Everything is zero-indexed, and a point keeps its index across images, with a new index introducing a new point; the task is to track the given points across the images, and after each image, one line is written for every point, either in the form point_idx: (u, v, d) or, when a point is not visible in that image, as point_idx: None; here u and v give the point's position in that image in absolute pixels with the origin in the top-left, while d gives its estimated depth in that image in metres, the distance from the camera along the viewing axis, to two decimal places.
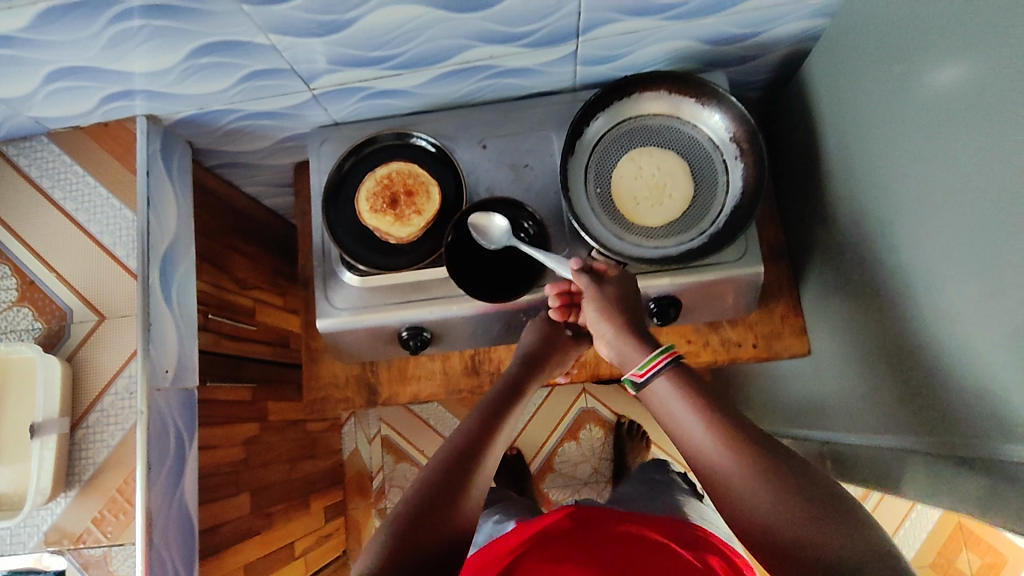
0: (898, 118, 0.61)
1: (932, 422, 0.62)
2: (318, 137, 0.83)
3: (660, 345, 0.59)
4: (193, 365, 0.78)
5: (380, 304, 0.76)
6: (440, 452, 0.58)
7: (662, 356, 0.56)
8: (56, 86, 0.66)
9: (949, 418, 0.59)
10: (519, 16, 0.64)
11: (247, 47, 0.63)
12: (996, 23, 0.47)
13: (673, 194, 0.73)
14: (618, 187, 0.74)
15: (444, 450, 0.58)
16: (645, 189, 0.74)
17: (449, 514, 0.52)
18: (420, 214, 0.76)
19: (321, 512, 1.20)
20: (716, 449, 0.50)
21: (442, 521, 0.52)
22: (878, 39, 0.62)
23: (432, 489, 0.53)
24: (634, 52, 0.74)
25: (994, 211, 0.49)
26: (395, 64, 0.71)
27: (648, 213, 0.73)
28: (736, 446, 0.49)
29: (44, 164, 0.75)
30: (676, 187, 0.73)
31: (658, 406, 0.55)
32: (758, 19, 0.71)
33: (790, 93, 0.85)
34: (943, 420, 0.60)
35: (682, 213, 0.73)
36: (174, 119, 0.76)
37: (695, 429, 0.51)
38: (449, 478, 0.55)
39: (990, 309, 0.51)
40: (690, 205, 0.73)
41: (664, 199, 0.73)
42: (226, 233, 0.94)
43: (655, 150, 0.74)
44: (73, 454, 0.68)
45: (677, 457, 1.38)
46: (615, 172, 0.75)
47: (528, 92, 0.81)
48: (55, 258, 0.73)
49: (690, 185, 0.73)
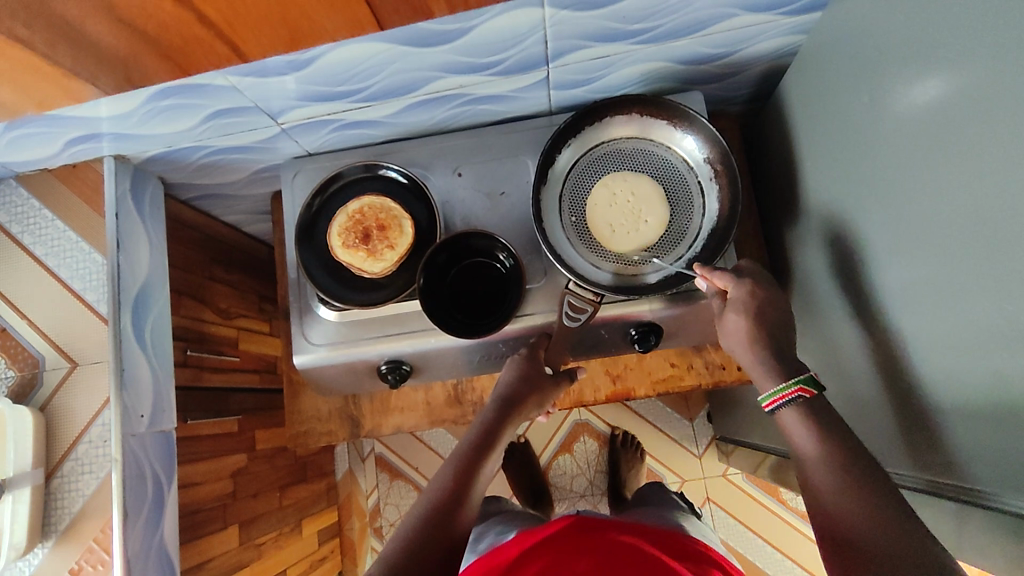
0: (874, 143, 0.59)
1: (909, 450, 0.61)
2: (291, 169, 0.82)
3: (799, 373, 0.59)
4: (170, 408, 0.78)
5: (357, 339, 0.74)
6: (433, 492, 0.63)
7: (792, 389, 0.58)
8: (17, 134, 0.65)
9: (925, 450, 0.58)
10: (485, 47, 0.63)
11: (208, 90, 0.62)
12: (964, 54, 0.45)
13: (649, 219, 0.72)
14: (594, 215, 0.73)
15: (429, 496, 0.63)
16: (621, 217, 0.73)
17: (443, 526, 0.59)
18: (394, 249, 0.75)
19: (314, 535, 1.19)
20: (822, 462, 0.54)
21: (437, 533, 0.59)
22: (853, 61, 0.60)
23: (421, 531, 0.59)
24: (607, 75, 0.73)
25: (969, 247, 0.47)
26: (363, 96, 0.68)
27: (626, 241, 0.72)
28: (840, 461, 0.53)
29: (13, 209, 0.75)
30: (652, 212, 0.72)
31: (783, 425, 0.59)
32: (733, 38, 0.69)
33: (770, 108, 0.83)
34: (919, 449, 0.59)
35: (660, 238, 0.72)
36: (144, 157, 0.75)
37: (808, 443, 0.56)
38: (432, 524, 0.59)
39: (961, 344, 0.50)
40: (668, 229, 0.73)
41: (642, 225, 0.72)
42: (207, 264, 0.93)
43: (628, 176, 0.74)
44: (49, 504, 0.69)
45: (672, 469, 1.38)
46: (591, 199, 0.74)
47: (503, 117, 0.79)
48: (27, 305, 0.73)
49: (665, 209, 0.73)
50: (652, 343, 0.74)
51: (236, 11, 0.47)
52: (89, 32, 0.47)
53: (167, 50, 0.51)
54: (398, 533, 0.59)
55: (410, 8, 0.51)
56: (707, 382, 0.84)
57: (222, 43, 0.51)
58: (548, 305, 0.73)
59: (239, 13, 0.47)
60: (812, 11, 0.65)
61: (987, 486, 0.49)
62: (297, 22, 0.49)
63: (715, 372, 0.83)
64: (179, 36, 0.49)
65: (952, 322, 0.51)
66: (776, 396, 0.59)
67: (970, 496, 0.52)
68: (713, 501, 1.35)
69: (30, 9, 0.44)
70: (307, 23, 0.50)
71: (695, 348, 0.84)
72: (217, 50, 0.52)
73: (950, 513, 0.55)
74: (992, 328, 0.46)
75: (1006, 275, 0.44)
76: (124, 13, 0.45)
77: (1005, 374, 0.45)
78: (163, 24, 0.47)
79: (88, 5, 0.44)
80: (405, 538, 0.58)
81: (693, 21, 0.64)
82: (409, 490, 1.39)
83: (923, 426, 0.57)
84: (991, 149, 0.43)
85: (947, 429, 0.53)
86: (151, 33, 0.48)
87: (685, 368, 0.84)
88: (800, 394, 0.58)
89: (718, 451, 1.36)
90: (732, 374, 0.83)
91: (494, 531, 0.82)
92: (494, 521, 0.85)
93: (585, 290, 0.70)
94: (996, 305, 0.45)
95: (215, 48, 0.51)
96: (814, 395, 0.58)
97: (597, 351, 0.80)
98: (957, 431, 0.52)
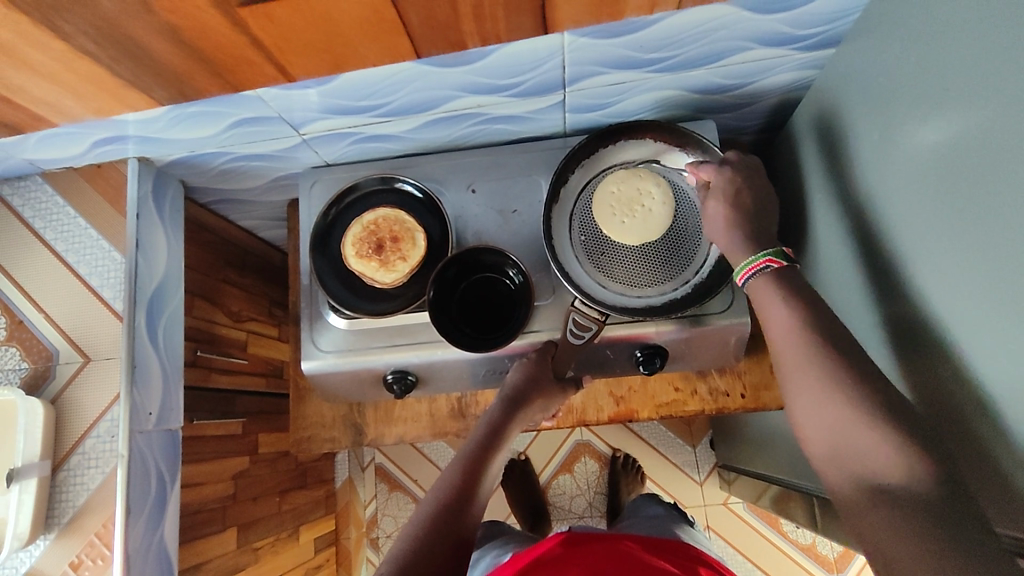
0: (884, 178, 0.60)
1: None
2: (309, 178, 0.83)
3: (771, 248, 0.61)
4: (178, 407, 0.79)
5: (365, 348, 0.75)
6: (439, 493, 0.63)
7: (758, 262, 0.60)
8: (47, 132, 0.67)
9: None
10: (504, 70, 0.64)
11: (234, 99, 0.64)
12: (972, 99, 0.46)
13: (632, 223, 0.72)
14: (615, 189, 0.73)
15: (438, 492, 0.64)
16: (617, 210, 0.73)
17: (450, 533, 0.59)
18: (406, 261, 0.76)
19: (311, 542, 1.19)
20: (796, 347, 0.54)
21: (445, 537, 0.59)
22: (864, 98, 0.62)
23: (426, 531, 0.59)
24: (623, 100, 0.74)
25: (981, 285, 0.47)
26: (384, 111, 0.70)
27: (608, 197, 0.73)
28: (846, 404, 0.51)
29: (37, 205, 0.77)
30: (639, 229, 0.72)
31: (761, 307, 0.59)
32: (747, 71, 0.70)
33: (782, 138, 0.84)
34: None
35: (621, 232, 0.72)
36: (167, 161, 0.77)
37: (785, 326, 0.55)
38: (441, 521, 0.60)
39: (963, 381, 0.51)
40: (626, 240, 0.72)
41: (629, 213, 0.72)
42: (221, 267, 0.94)
43: (657, 208, 0.72)
44: (53, 496, 0.70)
45: (671, 493, 1.37)
46: (624, 186, 0.73)
47: (518, 137, 0.81)
48: (44, 299, 0.75)
49: (634, 243, 0.72)
50: (657, 365, 0.74)
51: (285, 37, 0.50)
52: (149, 50, 0.50)
53: (219, 70, 0.55)
54: (404, 533, 0.60)
55: (445, 39, 0.54)
56: (712, 408, 0.84)
57: (270, 64, 0.54)
58: (554, 323, 0.74)
59: (289, 41, 0.51)
60: (825, 46, 0.66)
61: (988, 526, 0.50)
62: (339, 47, 0.53)
63: (720, 399, 0.84)
64: (232, 58, 0.53)
65: (958, 361, 0.51)
66: (744, 270, 0.61)
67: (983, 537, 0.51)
68: (712, 528, 1.34)
69: (100, 30, 0.47)
70: (349, 49, 0.54)
71: (700, 372, 0.84)
72: (265, 72, 0.56)
73: None
74: (996, 368, 0.46)
75: (1013, 313, 0.44)
76: (186, 34, 0.48)
77: (1001, 404, 0.46)
78: (220, 45, 0.51)
79: (154, 29, 0.47)
80: (413, 535, 0.59)
81: (708, 53, 0.66)
82: (407, 502, 1.40)
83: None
84: (1002, 188, 0.44)
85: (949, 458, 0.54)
86: (207, 54, 0.52)
87: (690, 392, 0.84)
88: (767, 265, 0.59)
89: (720, 478, 1.35)
90: (736, 401, 0.84)
91: (494, 553, 0.82)
92: (493, 546, 0.85)
93: (590, 308, 0.70)
94: (999, 345, 0.46)
95: (263, 68, 0.55)
96: (781, 264, 0.59)
97: (603, 370, 0.81)
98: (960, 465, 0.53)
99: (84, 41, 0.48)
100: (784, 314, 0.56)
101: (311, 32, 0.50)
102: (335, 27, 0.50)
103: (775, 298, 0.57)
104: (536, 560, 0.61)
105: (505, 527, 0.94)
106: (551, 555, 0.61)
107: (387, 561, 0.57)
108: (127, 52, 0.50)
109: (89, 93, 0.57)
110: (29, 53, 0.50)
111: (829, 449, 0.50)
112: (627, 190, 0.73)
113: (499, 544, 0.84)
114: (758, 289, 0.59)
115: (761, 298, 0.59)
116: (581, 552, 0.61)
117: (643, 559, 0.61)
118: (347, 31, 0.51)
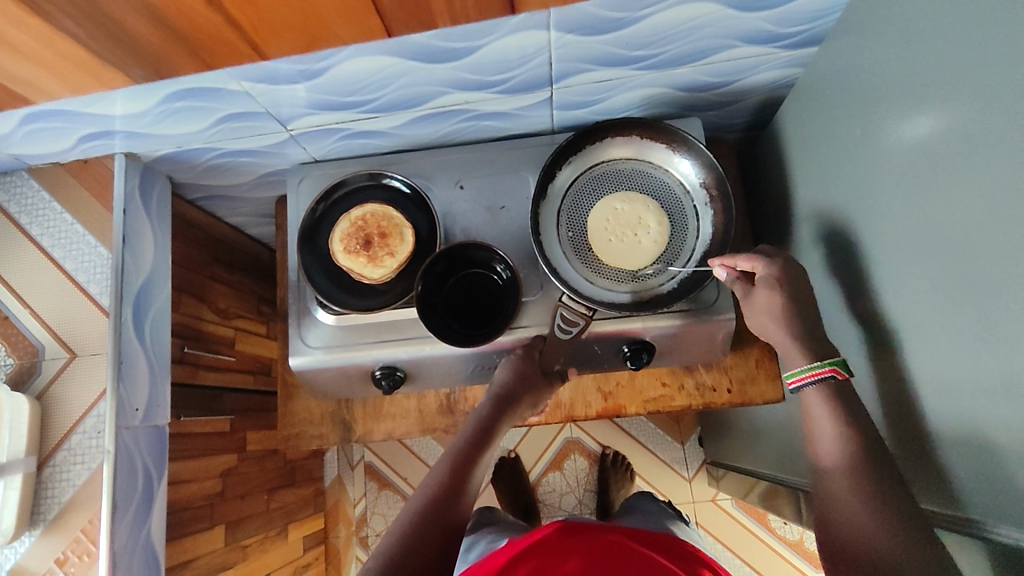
0: (865, 174, 0.61)
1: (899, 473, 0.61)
2: (297, 174, 0.83)
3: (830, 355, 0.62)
4: (165, 403, 0.79)
5: (353, 343, 0.75)
6: (428, 489, 0.64)
7: (823, 369, 0.60)
8: (33, 127, 0.67)
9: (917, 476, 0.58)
10: (491, 66, 0.65)
11: (222, 93, 0.64)
12: (948, 96, 0.47)
13: (621, 243, 0.74)
14: (611, 210, 0.75)
15: (427, 488, 0.64)
16: (611, 229, 0.75)
17: (439, 530, 0.60)
18: (393, 256, 0.76)
19: (300, 541, 1.19)
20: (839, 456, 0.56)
21: (433, 534, 0.59)
22: (846, 95, 0.63)
23: (415, 528, 0.59)
24: (610, 98, 0.75)
25: (957, 276, 0.48)
26: (372, 107, 0.70)
27: (605, 216, 0.75)
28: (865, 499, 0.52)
29: (22, 200, 0.76)
30: (626, 250, 0.74)
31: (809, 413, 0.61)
32: (731, 69, 0.71)
33: (767, 136, 0.85)
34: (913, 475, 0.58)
35: (608, 246, 0.74)
36: (154, 156, 0.77)
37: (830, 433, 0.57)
38: (429, 517, 0.61)
39: (943, 371, 0.52)
40: (609, 255, 0.74)
41: (621, 234, 0.74)
42: (209, 264, 0.94)
43: (645, 239, 0.74)
44: (39, 493, 0.70)
45: (660, 490, 1.37)
46: (618, 210, 0.75)
47: (507, 134, 0.81)
48: (29, 295, 0.74)
49: (616, 262, 0.74)
50: (644, 360, 0.75)
51: (261, 16, 0.51)
52: (129, 28, 0.50)
53: (197, 49, 0.55)
54: (393, 529, 0.60)
55: (418, 20, 0.55)
56: (698, 403, 0.85)
57: (245, 43, 0.54)
58: (542, 318, 0.75)
59: (265, 19, 0.51)
60: (808, 45, 0.68)
61: (967, 514, 0.51)
62: (316, 28, 0.53)
63: (706, 394, 0.84)
64: (208, 38, 0.53)
65: (937, 353, 0.52)
66: (804, 374, 0.61)
67: (954, 522, 0.53)
68: (701, 525, 1.35)
69: (79, 8, 0.47)
70: (325, 29, 0.54)
71: (687, 367, 0.85)
72: (240, 50, 0.56)
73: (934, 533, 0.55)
74: (974, 356, 0.47)
75: (988, 302, 0.45)
76: (163, 13, 0.48)
77: (979, 391, 0.47)
78: (197, 24, 0.51)
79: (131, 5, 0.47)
80: (402, 531, 0.59)
81: (693, 50, 0.67)
82: (397, 500, 1.40)
83: (907, 445, 0.59)
84: (979, 180, 0.45)
85: (929, 447, 0.55)
86: (184, 32, 0.51)
87: (677, 387, 0.85)
88: (833, 374, 0.60)
89: (708, 475, 1.36)
90: (722, 396, 0.84)
91: (487, 540, 0.83)
92: (486, 531, 0.87)
93: (576, 303, 0.71)
94: (976, 334, 0.47)
95: (238, 47, 0.55)
96: (845, 377, 0.60)
97: (591, 366, 0.82)
98: (940, 455, 0.54)
99: (64, 22, 0.48)
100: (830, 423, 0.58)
101: (289, 12, 0.50)
102: (313, 8, 0.50)
103: (824, 407, 0.59)
104: (533, 548, 0.62)
105: (496, 513, 0.95)
106: (550, 543, 0.63)
107: (376, 558, 0.58)
108: (105, 30, 0.50)
109: (74, 76, 0.57)
110: (10, 32, 0.50)
111: (849, 548, 0.51)
112: (621, 214, 0.75)
113: (492, 531, 0.86)
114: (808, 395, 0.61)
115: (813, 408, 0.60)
116: (579, 542, 0.62)
117: (637, 551, 0.63)
118: (324, 12, 0.51)
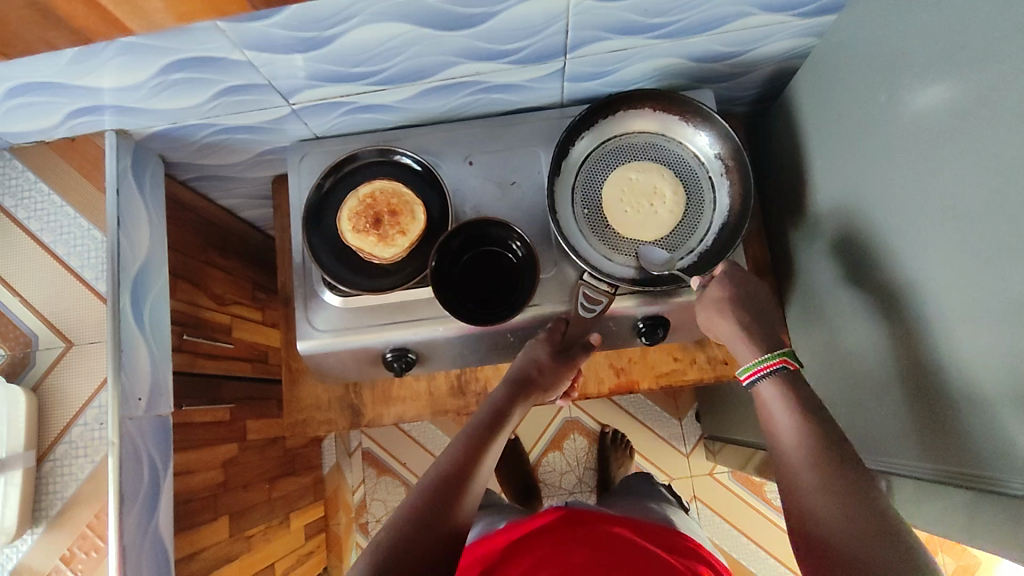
0: (885, 144, 0.60)
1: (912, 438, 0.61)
2: (298, 152, 0.80)
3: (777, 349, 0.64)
4: (168, 390, 0.76)
5: (364, 325, 0.73)
6: (443, 463, 0.62)
7: (771, 362, 0.62)
8: (17, 101, 0.63)
9: (931, 440, 0.58)
10: (505, 34, 0.63)
11: (222, 64, 0.61)
12: (979, 58, 0.47)
13: (637, 213, 0.73)
14: (627, 178, 0.74)
15: (442, 463, 0.62)
16: (626, 199, 0.74)
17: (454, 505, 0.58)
18: (404, 235, 0.73)
19: (301, 530, 1.17)
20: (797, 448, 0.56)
21: (447, 509, 0.57)
22: (863, 64, 0.62)
23: (432, 498, 0.58)
24: (621, 69, 0.73)
25: (982, 241, 0.49)
26: (378, 79, 0.68)
27: (621, 184, 0.74)
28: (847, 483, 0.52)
29: (6, 181, 0.72)
30: (642, 219, 0.73)
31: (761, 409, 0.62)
32: (746, 38, 0.70)
33: (776, 108, 0.85)
34: (927, 439, 0.59)
35: (625, 215, 0.73)
36: (146, 133, 0.73)
37: (788, 427, 0.58)
38: (444, 490, 0.59)
39: (965, 337, 0.52)
40: (625, 224, 0.73)
41: (638, 203, 0.74)
42: (203, 248, 0.90)
43: (661, 208, 0.73)
44: (40, 488, 0.66)
45: (659, 466, 1.39)
46: (634, 178, 0.74)
47: (516, 108, 0.79)
48: (18, 282, 0.70)
49: (632, 232, 0.73)
50: (659, 335, 0.74)
51: None
52: None
53: None
54: (408, 499, 0.58)
55: None
56: (710, 377, 0.85)
57: None
58: (557, 296, 0.73)
59: None
60: (824, 14, 0.67)
61: (982, 470, 0.52)
62: None
63: (718, 367, 0.84)
64: None
65: (959, 321, 0.52)
66: (756, 367, 0.63)
67: (970, 481, 0.53)
68: (700, 499, 1.37)
69: None
70: None
71: (698, 342, 0.85)
72: None
73: (953, 496, 0.56)
74: (1002, 321, 0.48)
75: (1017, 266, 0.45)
76: None
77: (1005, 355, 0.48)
78: None
79: None
80: (418, 503, 0.57)
81: (709, 18, 0.65)
82: (397, 486, 1.38)
83: (921, 408, 0.59)
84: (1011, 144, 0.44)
85: (944, 409, 0.56)
86: None
87: (689, 362, 0.85)
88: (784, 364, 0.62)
89: (706, 449, 1.38)
90: (733, 369, 0.85)
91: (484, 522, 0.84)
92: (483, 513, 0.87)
93: (599, 281, 0.70)
94: (1005, 299, 0.47)
95: None
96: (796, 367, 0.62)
97: (604, 342, 0.81)
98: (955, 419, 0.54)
99: None
100: (788, 418, 0.58)
101: None
102: None
103: (780, 401, 0.60)
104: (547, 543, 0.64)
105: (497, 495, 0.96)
106: (561, 538, 0.65)
107: (391, 526, 0.56)
108: None
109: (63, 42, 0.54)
110: None
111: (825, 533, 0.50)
112: (637, 184, 0.74)
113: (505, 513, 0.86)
114: (766, 392, 0.62)
115: (775, 418, 0.59)
116: (587, 537, 0.64)
117: (643, 544, 0.63)
118: None
